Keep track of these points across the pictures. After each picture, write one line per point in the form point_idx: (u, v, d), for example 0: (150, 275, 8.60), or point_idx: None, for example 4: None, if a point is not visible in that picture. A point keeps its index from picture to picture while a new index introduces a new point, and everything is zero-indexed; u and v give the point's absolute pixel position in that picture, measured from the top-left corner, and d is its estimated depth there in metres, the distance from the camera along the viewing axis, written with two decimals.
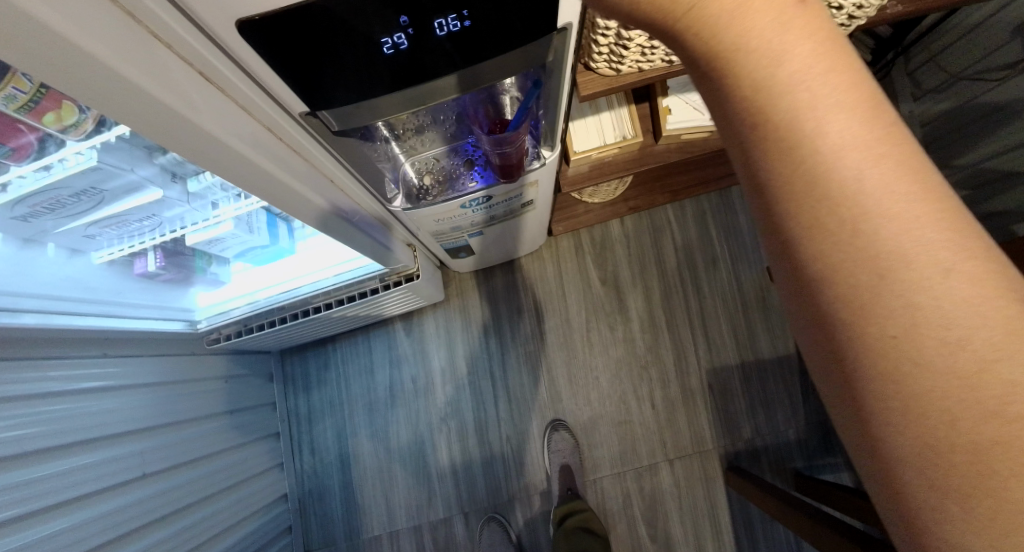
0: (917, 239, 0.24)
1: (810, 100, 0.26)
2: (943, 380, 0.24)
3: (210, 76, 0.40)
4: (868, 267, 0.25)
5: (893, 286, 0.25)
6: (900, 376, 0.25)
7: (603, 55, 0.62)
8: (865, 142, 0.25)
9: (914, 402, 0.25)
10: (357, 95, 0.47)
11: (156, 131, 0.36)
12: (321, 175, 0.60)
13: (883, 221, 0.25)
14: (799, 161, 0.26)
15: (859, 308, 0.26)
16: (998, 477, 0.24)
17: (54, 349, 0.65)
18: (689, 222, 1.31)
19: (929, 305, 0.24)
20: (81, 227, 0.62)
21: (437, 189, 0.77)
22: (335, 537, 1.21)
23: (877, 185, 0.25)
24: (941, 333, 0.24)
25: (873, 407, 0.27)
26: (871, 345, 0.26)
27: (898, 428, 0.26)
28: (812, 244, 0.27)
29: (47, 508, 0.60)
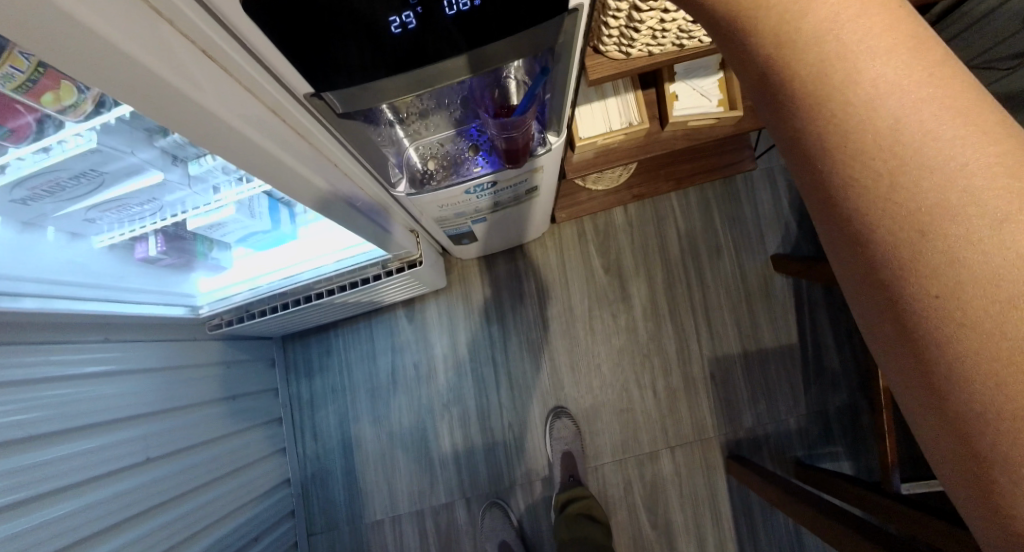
0: (964, 187, 0.25)
1: (842, 59, 0.27)
2: (989, 342, 0.25)
3: (216, 57, 0.38)
4: (909, 224, 0.26)
5: (937, 243, 0.25)
6: (946, 340, 0.26)
7: (612, 38, 0.61)
8: (903, 87, 0.26)
9: (962, 368, 0.26)
10: (362, 77, 0.46)
11: (154, 107, 0.34)
12: (326, 160, 0.59)
13: (925, 171, 0.26)
14: (830, 115, 0.28)
15: (901, 265, 0.27)
16: None
17: (53, 334, 0.64)
18: (693, 211, 1.30)
19: (976, 260, 0.25)
20: (81, 211, 0.61)
21: (441, 173, 0.76)
22: (337, 520, 1.22)
23: (917, 132, 0.26)
24: (990, 292, 0.25)
25: (919, 368, 0.27)
26: (916, 306, 0.27)
27: (945, 390, 0.27)
28: (848, 199, 0.28)
29: (47, 494, 0.60)
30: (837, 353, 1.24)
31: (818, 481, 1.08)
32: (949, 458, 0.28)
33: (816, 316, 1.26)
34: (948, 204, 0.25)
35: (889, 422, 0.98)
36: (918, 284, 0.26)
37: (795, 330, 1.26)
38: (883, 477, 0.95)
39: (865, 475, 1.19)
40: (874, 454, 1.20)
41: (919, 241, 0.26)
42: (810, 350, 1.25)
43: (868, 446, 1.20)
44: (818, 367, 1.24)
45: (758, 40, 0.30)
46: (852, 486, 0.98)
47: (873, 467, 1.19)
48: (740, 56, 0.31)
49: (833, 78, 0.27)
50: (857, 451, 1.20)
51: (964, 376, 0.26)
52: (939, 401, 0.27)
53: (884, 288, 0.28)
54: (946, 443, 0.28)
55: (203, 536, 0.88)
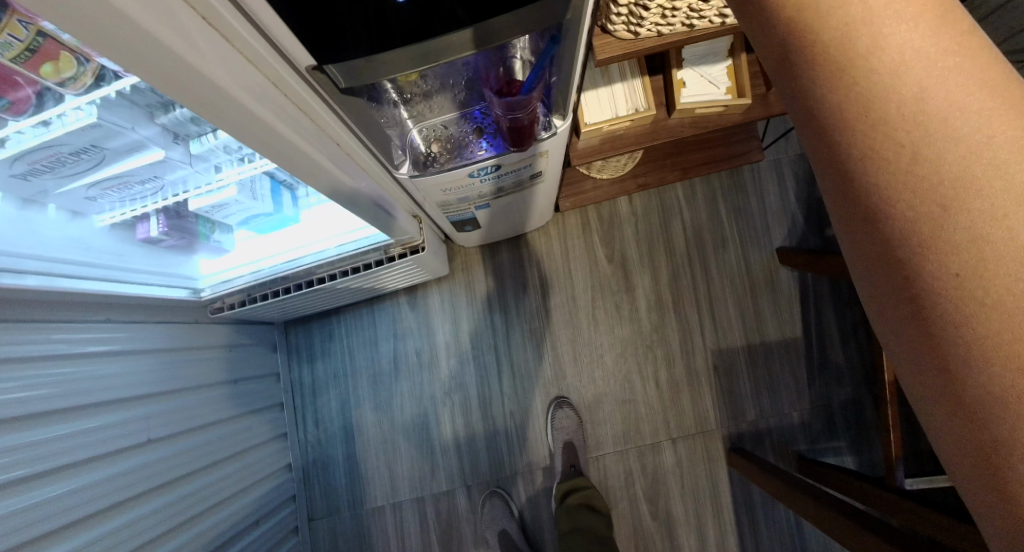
0: (989, 160, 0.24)
1: (869, 25, 0.26)
2: (1009, 321, 0.24)
3: (216, 24, 0.36)
4: (929, 199, 0.25)
5: (960, 218, 0.25)
6: (964, 320, 0.25)
7: (621, 17, 0.59)
8: (930, 54, 0.25)
9: (978, 348, 0.25)
10: (370, 47, 0.46)
11: (140, 62, 0.32)
12: (328, 137, 0.58)
13: (949, 143, 0.25)
14: (853, 84, 0.27)
15: (920, 243, 0.26)
16: None
17: (53, 313, 0.64)
18: (699, 202, 1.29)
19: (999, 238, 0.24)
20: (82, 189, 0.60)
21: (445, 156, 0.75)
22: (338, 506, 1.22)
23: (942, 103, 0.25)
24: (1014, 270, 0.24)
25: (934, 351, 0.26)
26: (935, 286, 0.26)
27: (962, 375, 0.26)
28: (863, 172, 0.27)
29: (47, 471, 0.60)
30: (841, 348, 1.23)
31: (822, 475, 1.08)
32: (954, 441, 0.27)
33: (822, 310, 1.25)
34: (972, 176, 0.24)
35: (894, 417, 0.97)
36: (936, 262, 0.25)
37: (799, 323, 1.25)
38: (887, 472, 0.94)
39: (868, 469, 1.19)
40: (878, 448, 1.19)
41: (937, 214, 0.25)
42: (814, 344, 1.24)
43: (870, 440, 1.19)
44: (822, 362, 1.23)
45: (775, 7, 0.29)
46: (854, 480, 0.98)
47: (874, 462, 1.19)
48: (756, 24, 0.30)
49: (857, 44, 0.26)
50: (860, 445, 1.20)
51: (979, 357, 0.25)
52: (948, 384, 0.26)
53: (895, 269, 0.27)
54: (954, 429, 0.27)
55: (205, 518, 0.88)
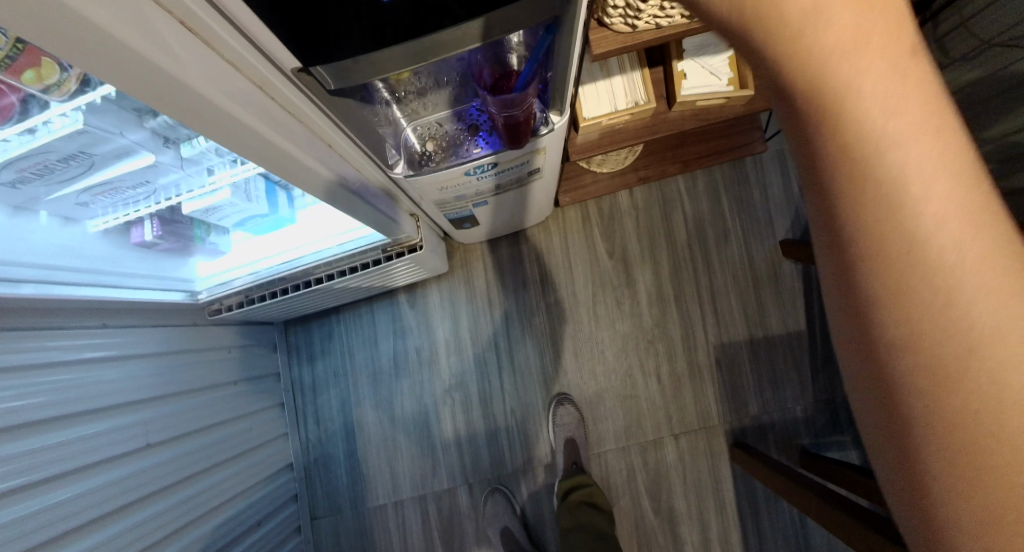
0: (966, 242, 0.26)
1: (876, 93, 0.26)
2: (991, 398, 0.25)
3: (193, 26, 0.35)
4: (923, 275, 0.26)
5: (955, 297, 0.26)
6: (950, 395, 0.26)
7: (618, 9, 0.57)
8: (917, 130, 0.26)
9: (969, 455, 0.26)
10: (361, 48, 0.45)
11: (122, 77, 0.31)
12: (320, 141, 0.57)
13: (939, 223, 0.26)
14: (857, 149, 0.27)
15: (911, 316, 0.26)
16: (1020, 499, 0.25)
17: (49, 320, 0.63)
18: (700, 195, 1.28)
19: (979, 318, 0.25)
20: (74, 194, 0.59)
21: (440, 155, 0.74)
22: (341, 504, 1.23)
23: (931, 182, 0.26)
24: (995, 352, 0.25)
25: (916, 422, 0.27)
26: (924, 359, 0.26)
27: (939, 447, 0.26)
28: (877, 289, 0.27)
29: (46, 479, 0.60)
30: None
31: (826, 470, 1.07)
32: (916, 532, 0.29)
33: None
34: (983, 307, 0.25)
35: None
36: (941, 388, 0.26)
37: (803, 317, 1.23)
38: None
39: None
40: None
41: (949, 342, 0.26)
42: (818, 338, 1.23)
43: None
44: (827, 355, 1.22)
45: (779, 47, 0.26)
46: (859, 475, 0.97)
47: None
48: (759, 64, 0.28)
49: (863, 107, 0.26)
50: None
51: (962, 432, 0.26)
52: (934, 501, 0.27)
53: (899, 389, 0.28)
54: (907, 486, 0.29)
55: (206, 519, 0.88)
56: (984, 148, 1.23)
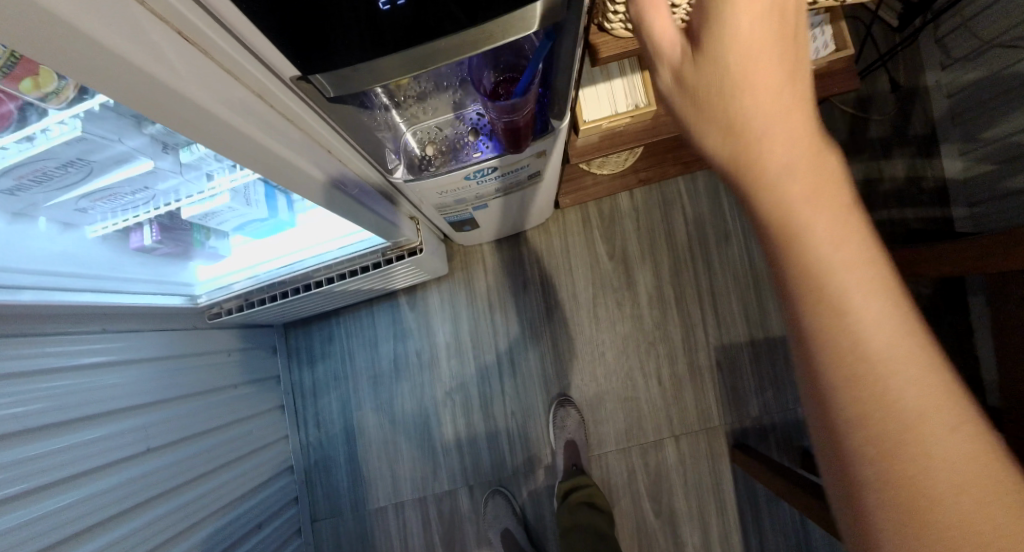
0: (853, 261, 0.33)
1: (773, 139, 0.34)
2: (883, 383, 0.31)
3: (192, 37, 0.35)
4: (822, 285, 0.33)
5: (848, 302, 0.32)
6: (854, 381, 0.32)
7: (619, 15, 0.56)
8: (805, 172, 0.34)
9: (873, 433, 0.31)
10: (358, 58, 0.44)
11: (124, 92, 0.31)
12: (320, 147, 0.57)
13: (830, 244, 0.33)
14: (764, 182, 0.34)
15: (822, 316, 0.33)
16: (919, 476, 0.30)
17: (52, 326, 0.63)
18: (700, 196, 1.28)
19: (868, 320, 0.32)
20: (73, 200, 0.59)
21: (439, 159, 0.74)
22: (341, 506, 1.23)
23: (819, 212, 0.33)
24: (882, 346, 0.32)
25: (833, 407, 0.33)
26: (833, 353, 0.33)
27: (853, 429, 0.32)
28: (834, 365, 0.33)
29: (45, 486, 0.59)
30: None
31: None
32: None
33: None
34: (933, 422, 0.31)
35: None
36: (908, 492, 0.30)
37: None
38: None
39: None
40: None
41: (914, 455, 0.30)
42: None
43: None
44: None
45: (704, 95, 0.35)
46: None
47: None
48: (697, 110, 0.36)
49: (764, 150, 0.34)
50: None
51: (865, 413, 0.32)
52: (857, 481, 0.32)
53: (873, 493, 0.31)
54: (836, 469, 0.34)
55: (206, 524, 0.88)
56: (983, 149, 1.23)
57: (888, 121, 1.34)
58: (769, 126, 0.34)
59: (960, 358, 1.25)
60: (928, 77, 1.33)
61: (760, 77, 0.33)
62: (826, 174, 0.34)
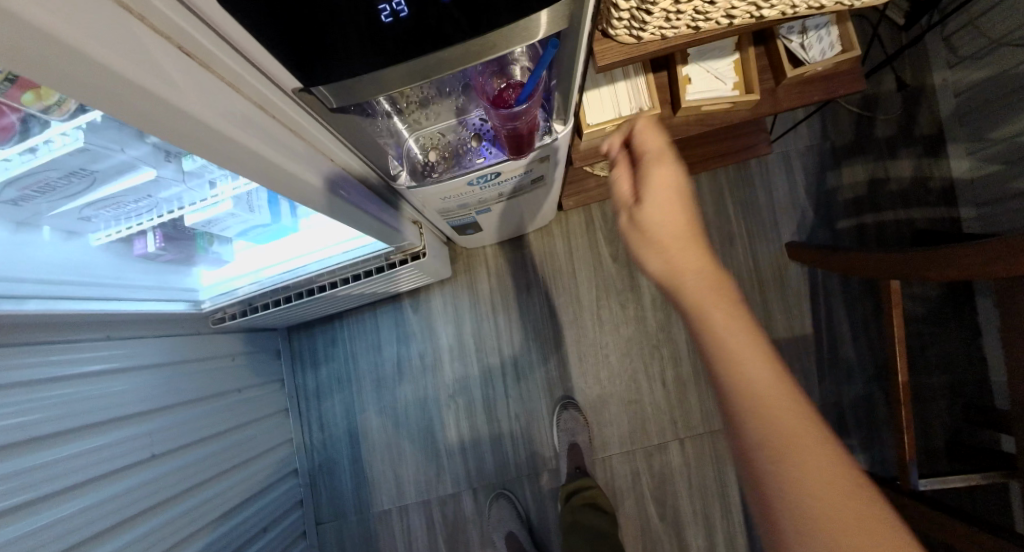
0: (736, 318, 0.45)
1: (670, 229, 0.49)
2: (765, 401, 0.41)
3: (192, 51, 0.35)
4: (715, 332, 0.45)
5: (733, 342, 0.44)
6: (745, 401, 0.41)
7: (622, 21, 0.56)
8: (696, 254, 0.48)
9: (766, 438, 0.39)
10: (360, 70, 0.44)
11: (129, 112, 0.31)
12: (320, 154, 0.57)
13: (716, 303, 0.46)
14: (669, 257, 0.48)
15: (719, 356, 0.44)
16: (802, 471, 0.37)
17: (52, 335, 0.63)
18: (705, 198, 1.31)
19: (751, 358, 0.43)
20: (76, 209, 0.60)
21: (442, 164, 0.73)
22: (345, 509, 1.23)
23: (705, 281, 0.47)
24: (761, 372, 0.42)
25: (738, 427, 0.41)
26: (730, 382, 0.42)
27: (753, 441, 0.40)
28: (732, 392, 0.42)
29: (59, 492, 0.61)
30: (852, 344, 1.25)
31: None
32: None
33: (831, 303, 1.26)
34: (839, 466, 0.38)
35: (908, 417, 0.93)
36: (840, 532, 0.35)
37: (808, 320, 1.26)
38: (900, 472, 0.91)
39: (878, 466, 1.21)
40: (889, 445, 1.21)
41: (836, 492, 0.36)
42: (824, 339, 1.25)
43: (881, 437, 1.21)
44: (833, 357, 1.25)
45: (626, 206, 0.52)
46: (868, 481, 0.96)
47: (885, 459, 1.21)
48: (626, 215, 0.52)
49: (668, 236, 0.49)
50: (871, 442, 1.22)
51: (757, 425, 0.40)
52: (766, 486, 0.38)
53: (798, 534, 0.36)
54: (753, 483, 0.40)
55: (211, 530, 0.88)
56: (989, 149, 1.22)
57: (895, 120, 1.33)
58: (675, 236, 0.49)
59: (966, 358, 1.25)
60: (934, 76, 1.31)
61: (665, 204, 0.49)
62: (721, 277, 0.48)
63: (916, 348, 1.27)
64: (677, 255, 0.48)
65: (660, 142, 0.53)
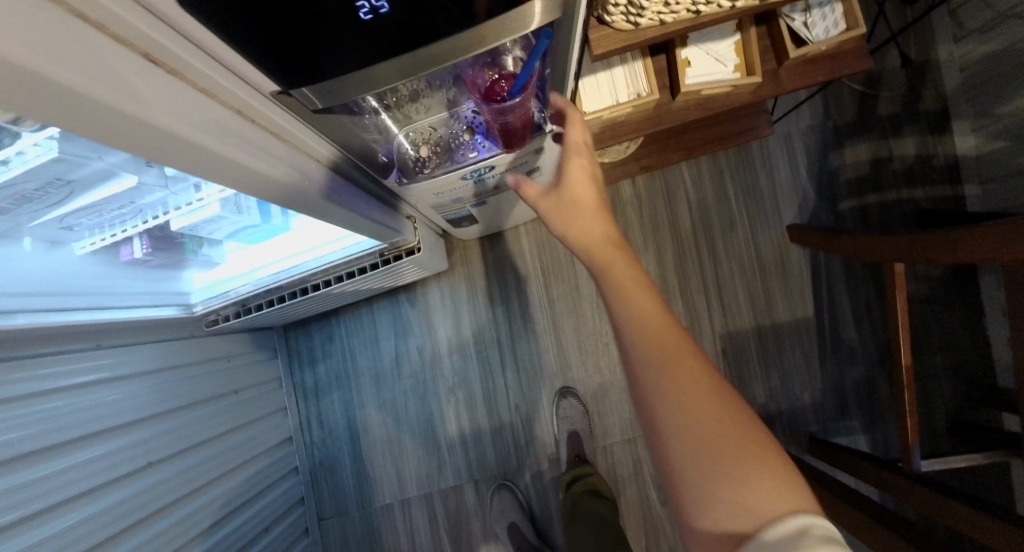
0: (629, 267, 0.54)
1: (586, 197, 0.60)
2: (650, 320, 0.48)
3: (159, 58, 0.33)
4: (612, 275, 0.53)
5: (625, 282, 0.52)
6: (637, 320, 0.48)
7: (619, 6, 0.53)
8: (602, 222, 0.59)
9: (657, 347, 0.45)
10: (342, 68, 0.41)
11: (93, 128, 0.29)
12: (307, 157, 0.55)
13: (612, 256, 0.55)
14: (580, 220, 0.59)
15: (616, 288, 0.52)
16: (682, 373, 0.43)
17: (38, 350, 0.62)
18: (705, 182, 1.28)
19: (638, 291, 0.51)
20: (57, 219, 0.57)
21: (435, 160, 0.71)
22: (348, 505, 1.24)
23: (607, 240, 0.57)
24: (648, 302, 0.50)
25: (628, 345, 0.47)
26: (623, 310, 0.50)
27: (641, 352, 0.46)
28: (624, 318, 0.49)
29: (47, 509, 0.59)
30: (855, 327, 1.24)
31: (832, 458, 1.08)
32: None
33: (833, 287, 1.25)
34: (700, 359, 0.45)
35: (910, 404, 0.93)
36: (712, 416, 0.41)
37: (810, 305, 1.25)
38: (903, 457, 0.91)
39: (879, 448, 1.22)
40: (890, 428, 1.22)
41: (700, 386, 0.43)
42: (826, 323, 1.25)
43: (883, 419, 1.22)
44: (835, 341, 1.24)
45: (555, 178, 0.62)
46: (870, 465, 0.96)
47: (887, 442, 1.22)
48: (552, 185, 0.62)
49: (583, 202, 0.60)
50: (873, 425, 1.22)
51: (640, 338, 0.46)
52: (652, 390, 0.44)
53: (677, 429, 0.41)
54: (641, 392, 0.45)
55: (212, 533, 0.89)
56: (994, 125, 1.19)
57: (898, 97, 1.29)
58: (588, 201, 0.60)
59: (969, 339, 1.24)
60: (939, 51, 1.27)
61: (582, 177, 0.61)
62: (617, 240, 0.58)
63: (918, 330, 1.26)
64: (586, 219, 0.59)
65: (583, 133, 0.63)
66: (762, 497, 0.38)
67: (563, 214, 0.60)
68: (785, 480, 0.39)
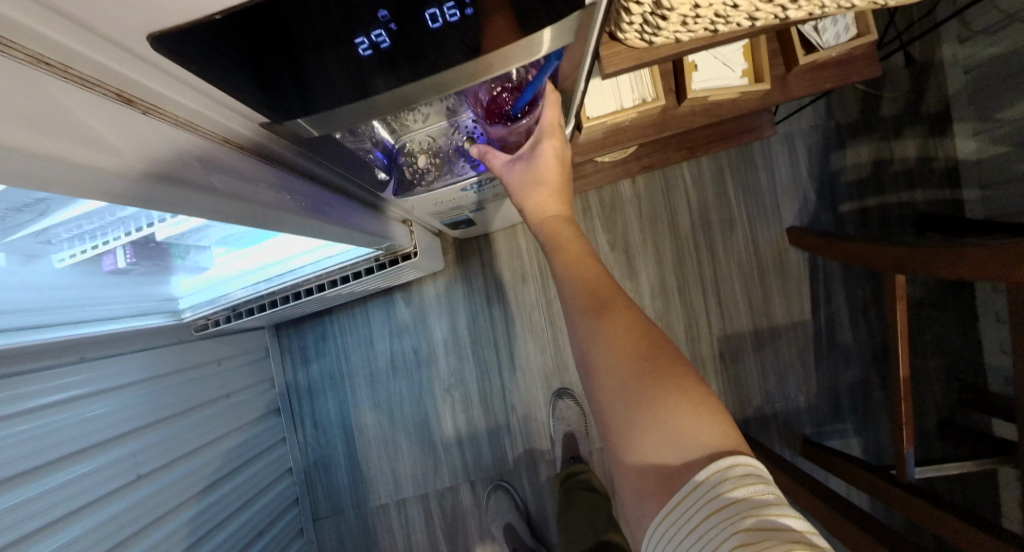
0: (577, 237, 0.59)
1: (550, 164, 0.60)
2: (589, 280, 0.53)
3: (134, 96, 0.31)
4: (558, 241, 0.58)
5: (570, 249, 0.57)
6: (577, 280, 0.53)
7: (633, 26, 0.51)
8: (558, 191, 0.62)
9: (592, 300, 0.50)
10: (340, 102, 0.38)
11: (48, 177, 0.27)
12: (296, 175, 0.53)
13: (563, 226, 0.60)
14: (540, 188, 0.61)
15: (562, 251, 0.57)
16: (614, 320, 0.47)
17: (15, 376, 0.59)
18: (706, 182, 1.27)
19: (582, 256, 0.56)
20: (31, 236, 0.53)
21: (434, 172, 0.68)
22: (343, 503, 1.25)
23: (558, 212, 0.61)
24: (588, 264, 0.55)
25: (568, 300, 0.52)
26: (567, 273, 0.55)
27: (578, 305, 0.51)
28: (567, 278, 0.54)
29: (30, 533, 0.58)
30: (851, 330, 1.26)
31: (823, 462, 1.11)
32: (650, 480, 0.41)
33: (832, 291, 1.25)
34: (631, 309, 0.49)
35: (908, 412, 0.93)
36: (633, 352, 0.45)
37: (808, 309, 1.26)
38: (898, 466, 0.92)
39: (871, 447, 1.25)
40: (880, 428, 1.25)
41: (630, 331, 0.46)
42: (823, 326, 1.26)
43: (876, 420, 1.25)
44: (830, 343, 1.26)
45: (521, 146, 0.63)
46: (861, 471, 0.98)
47: (878, 442, 1.25)
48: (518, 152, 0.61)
49: (548, 173, 0.61)
50: (865, 427, 1.26)
51: (578, 293, 0.52)
52: (588, 336, 0.48)
53: (607, 369, 0.45)
54: (579, 341, 0.49)
55: (206, 540, 0.89)
56: (996, 130, 1.18)
57: (902, 97, 1.27)
58: (554, 175, 0.61)
59: (960, 344, 1.27)
60: (944, 51, 1.25)
61: (555, 155, 0.60)
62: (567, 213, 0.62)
63: (912, 332, 1.28)
64: (544, 188, 0.61)
65: (557, 112, 0.59)
66: (678, 419, 0.40)
67: (531, 187, 0.60)
68: (700, 403, 0.41)
